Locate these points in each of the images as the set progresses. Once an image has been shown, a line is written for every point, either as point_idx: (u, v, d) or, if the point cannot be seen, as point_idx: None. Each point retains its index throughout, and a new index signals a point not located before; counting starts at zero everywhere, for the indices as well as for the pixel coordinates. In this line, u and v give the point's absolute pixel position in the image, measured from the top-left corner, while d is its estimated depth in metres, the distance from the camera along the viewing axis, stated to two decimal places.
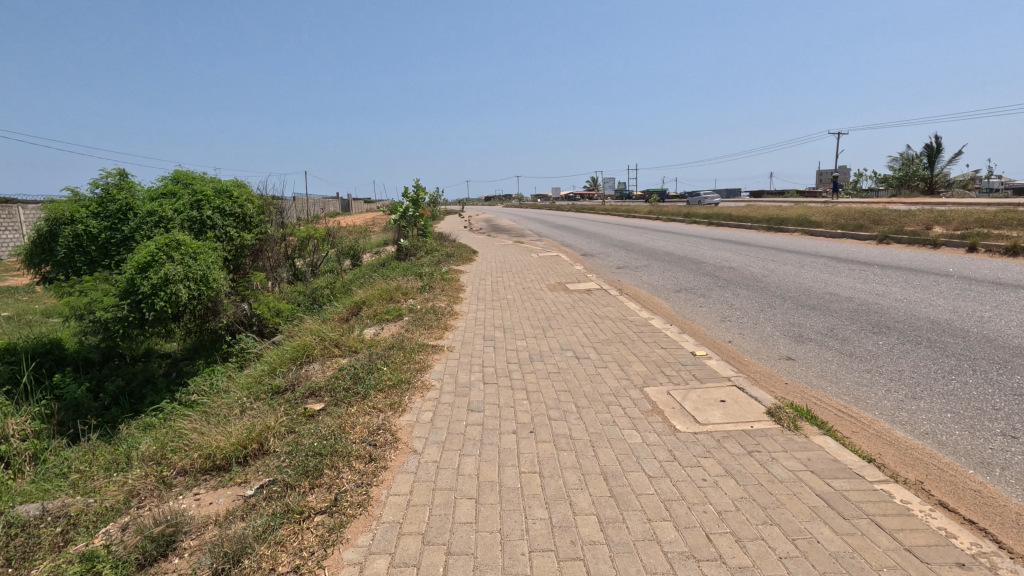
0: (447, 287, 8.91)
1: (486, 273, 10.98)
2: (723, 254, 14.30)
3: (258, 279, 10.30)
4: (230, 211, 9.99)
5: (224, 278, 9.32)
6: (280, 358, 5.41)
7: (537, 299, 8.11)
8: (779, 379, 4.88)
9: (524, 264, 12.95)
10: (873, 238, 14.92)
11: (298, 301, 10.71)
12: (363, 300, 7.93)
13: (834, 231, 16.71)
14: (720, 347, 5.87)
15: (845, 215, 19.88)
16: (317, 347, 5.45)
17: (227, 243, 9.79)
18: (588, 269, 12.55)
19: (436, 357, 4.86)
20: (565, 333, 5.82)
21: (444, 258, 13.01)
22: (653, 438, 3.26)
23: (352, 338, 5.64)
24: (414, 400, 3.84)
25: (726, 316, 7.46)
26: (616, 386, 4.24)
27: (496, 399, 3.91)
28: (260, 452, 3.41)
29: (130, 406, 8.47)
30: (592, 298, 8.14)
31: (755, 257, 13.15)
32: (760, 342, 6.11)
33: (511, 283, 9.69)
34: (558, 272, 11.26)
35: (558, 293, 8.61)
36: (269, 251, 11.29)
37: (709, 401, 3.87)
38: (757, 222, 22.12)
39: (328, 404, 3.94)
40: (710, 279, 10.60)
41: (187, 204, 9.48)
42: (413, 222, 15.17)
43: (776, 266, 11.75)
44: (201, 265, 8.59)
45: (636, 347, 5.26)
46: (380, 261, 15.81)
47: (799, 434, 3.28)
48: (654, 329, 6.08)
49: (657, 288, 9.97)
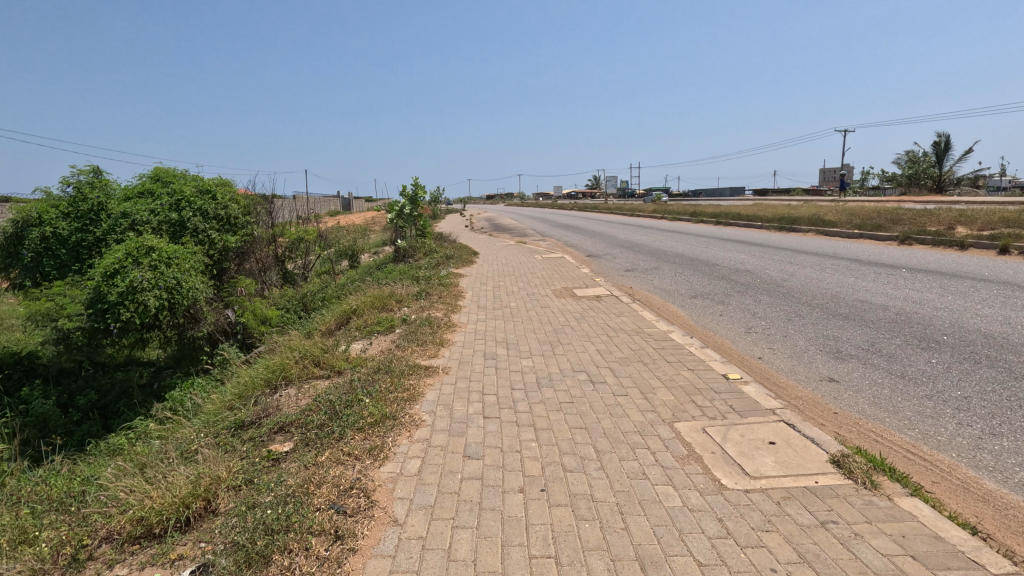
0: (445, 293, 8.25)
1: (487, 277, 10.30)
2: (736, 255, 13.61)
3: (246, 285, 9.66)
4: (214, 213, 9.40)
5: (204, 283, 8.71)
6: (252, 380, 4.76)
7: (542, 307, 7.44)
8: (827, 408, 4.20)
9: (527, 266, 12.30)
10: (893, 238, 14.21)
11: (289, 307, 10.01)
12: (354, 309, 7.26)
13: (851, 231, 15.97)
14: (751, 366, 5.20)
15: (860, 214, 19.13)
16: (295, 368, 4.80)
17: (208, 247, 9.18)
18: (595, 271, 11.89)
19: (428, 383, 4.21)
20: (576, 351, 5.16)
21: (444, 260, 12.38)
22: (695, 502, 2.59)
23: (334, 356, 4.99)
24: (399, 442, 3.18)
25: (752, 327, 6.78)
26: (640, 421, 3.56)
27: (498, 441, 3.25)
28: (206, 513, 2.74)
29: (103, 422, 7.88)
30: (602, 306, 7.46)
31: (771, 259, 12.48)
32: (794, 360, 5.44)
33: (514, 289, 9.03)
34: (564, 275, 10.60)
35: (565, 301, 7.94)
36: (256, 254, 10.67)
37: (756, 444, 3.19)
38: (767, 221, 21.44)
39: (296, 446, 3.29)
40: (726, 284, 9.93)
41: (166, 205, 8.97)
42: (410, 222, 14.52)
43: (795, 269, 11.06)
44: (177, 271, 8.06)
45: (658, 369, 4.59)
46: (378, 263, 15.13)
47: (879, 495, 2.59)
48: (675, 345, 5.41)
49: (670, 294, 9.31)
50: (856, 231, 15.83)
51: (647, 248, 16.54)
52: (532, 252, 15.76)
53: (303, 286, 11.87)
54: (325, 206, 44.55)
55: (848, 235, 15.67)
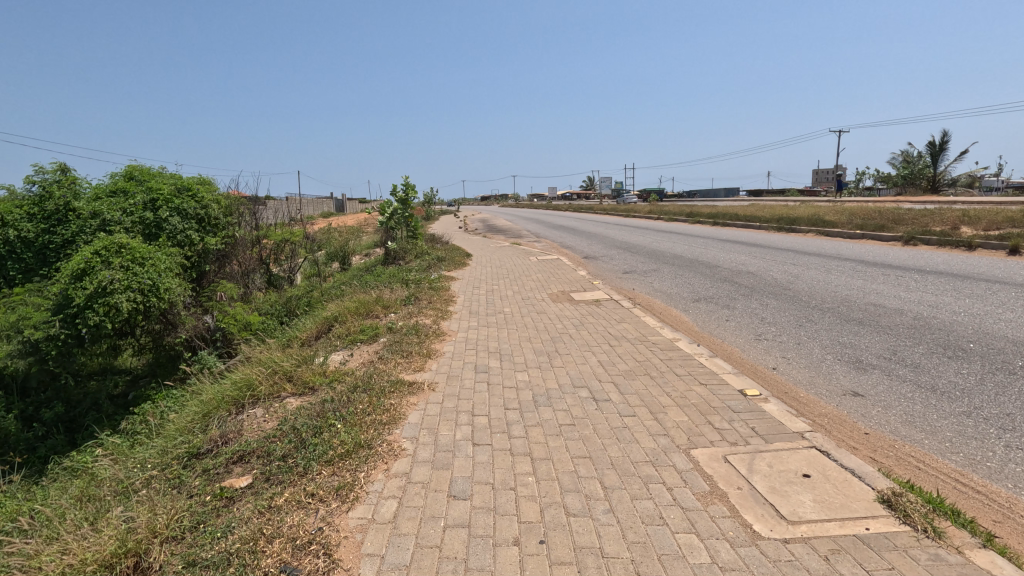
0: (435, 298, 7.78)
1: (480, 279, 9.87)
2: (737, 257, 13.22)
3: (228, 289, 8.96)
4: (192, 212, 8.64)
5: (182, 286, 8.08)
6: (216, 398, 4.28)
7: (537, 313, 7.00)
8: (856, 427, 3.78)
9: (522, 268, 11.88)
10: (897, 237, 13.86)
11: (273, 312, 9.41)
12: (337, 315, 6.78)
13: (853, 232, 15.62)
14: (766, 379, 4.77)
15: (861, 214, 18.78)
16: (264, 385, 4.33)
17: (187, 249, 8.42)
18: (592, 274, 11.48)
19: (411, 402, 3.75)
20: (576, 362, 4.72)
21: (435, 262, 11.92)
22: (726, 557, 2.15)
23: (308, 370, 4.52)
24: (373, 479, 2.72)
25: (761, 334, 6.36)
26: (652, 449, 3.12)
27: (490, 475, 2.80)
28: (135, 573, 2.29)
29: (69, 438, 7.38)
30: (602, 311, 7.02)
31: (774, 261, 12.09)
32: (811, 371, 5.02)
33: (508, 292, 8.60)
34: (560, 278, 10.17)
35: (562, 306, 7.50)
36: (237, 257, 9.97)
37: (788, 477, 2.75)
38: (766, 221, 21.09)
39: (255, 482, 2.83)
40: (730, 287, 9.50)
41: (139, 205, 8.32)
42: (401, 223, 14.07)
43: (799, 271, 10.68)
44: (152, 274, 7.44)
45: (667, 384, 4.14)
46: (367, 265, 14.63)
47: (947, 546, 2.16)
48: (683, 356, 4.97)
49: (672, 297, 8.90)
50: (858, 231, 15.47)
51: (646, 249, 16.09)
52: (527, 253, 15.31)
53: (289, 289, 11.37)
54: (318, 207, 43.98)
55: (850, 235, 15.31)
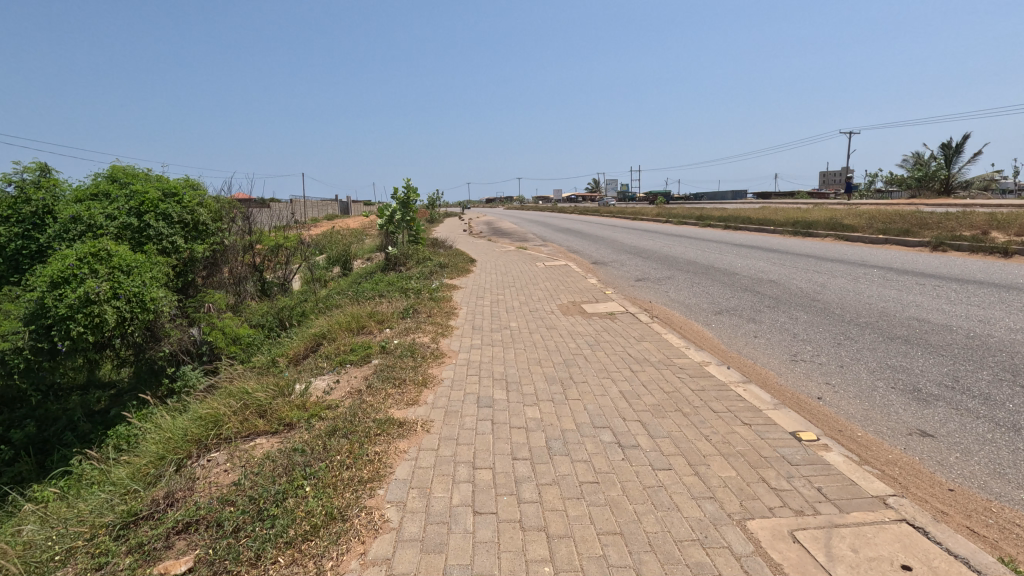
0: (436, 311, 7.15)
1: (485, 289, 9.26)
2: (755, 263, 12.56)
3: (215, 300, 8.27)
4: (177, 217, 7.93)
5: (169, 297, 7.36)
6: (173, 438, 3.66)
7: (547, 329, 6.36)
8: (939, 481, 3.12)
9: (529, 275, 11.25)
10: (924, 243, 13.15)
11: (264, 324, 8.79)
12: (328, 331, 6.16)
13: (875, 237, 14.89)
14: (815, 414, 4.12)
15: (880, 218, 18.01)
16: (231, 422, 3.71)
17: (173, 257, 7.74)
18: (603, 281, 10.85)
19: (401, 449, 3.14)
20: (594, 394, 4.09)
21: (437, 268, 11.32)
22: None
23: (283, 404, 3.90)
24: (344, 571, 2.10)
25: (797, 356, 5.71)
26: (697, 522, 2.49)
27: (495, 563, 2.17)
28: None
29: (39, 463, 6.77)
30: (617, 327, 6.38)
31: (796, 268, 11.42)
32: (864, 403, 4.36)
33: (514, 304, 7.98)
34: (569, 287, 9.55)
35: (573, 320, 6.86)
36: (228, 264, 9.38)
37: (885, 571, 2.11)
38: (780, 225, 20.40)
39: (194, 568, 2.21)
40: (754, 298, 8.83)
41: (124, 209, 7.44)
42: (402, 227, 13.48)
43: (826, 280, 10.00)
44: (136, 281, 6.68)
45: (704, 424, 3.51)
46: (367, 271, 14.02)
47: None
48: (716, 384, 4.32)
49: (691, 309, 8.26)
50: (881, 236, 14.75)
51: (657, 254, 15.41)
52: (533, 259, 14.67)
53: (283, 296, 10.77)
54: (322, 209, 43.49)
55: (872, 240, 14.60)
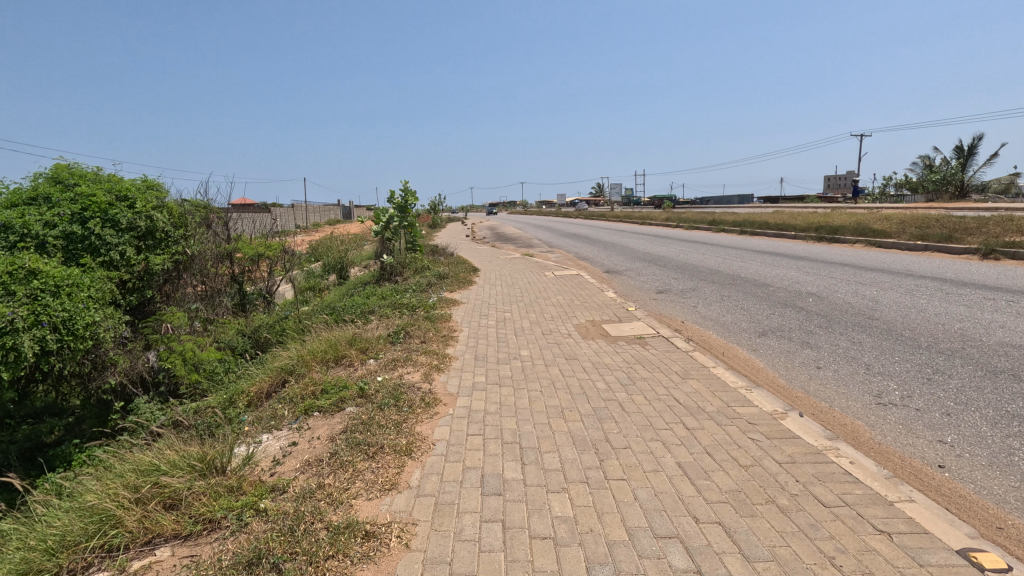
0: (431, 335, 6.01)
1: (489, 305, 8.13)
2: (787, 273, 11.42)
3: (175, 318, 7.25)
4: (130, 224, 6.91)
5: (114, 317, 6.40)
6: (39, 544, 2.50)
7: (565, 359, 5.20)
8: None
9: (538, 286, 10.13)
10: (971, 250, 11.96)
11: (236, 346, 7.62)
12: (299, 363, 5.04)
13: (912, 244, 13.69)
14: (953, 498, 2.96)
15: (913, 223, 16.77)
16: (126, 520, 2.56)
17: (123, 271, 6.75)
18: (621, 295, 9.75)
19: None
20: (645, 471, 2.94)
21: (436, 280, 10.22)
22: None
23: (206, 488, 2.78)
24: None
25: (883, 396, 4.55)
26: None
27: None
28: None
29: None
30: (651, 358, 5.22)
31: (836, 279, 10.28)
32: (1010, 478, 3.18)
33: (524, 324, 6.85)
34: (585, 302, 8.41)
35: (595, 347, 5.72)
36: (197, 276, 8.31)
37: None
38: (801, 230, 19.27)
39: None
40: (799, 315, 7.68)
41: (65, 215, 6.41)
42: (398, 234, 12.37)
43: (875, 293, 8.84)
44: (70, 302, 5.68)
45: (819, 534, 2.35)
46: (360, 282, 12.92)
47: None
48: (806, 449, 3.16)
49: (730, 329, 7.12)
50: (920, 244, 13.54)
51: (675, 263, 14.25)
52: (541, 267, 13.53)
53: (266, 311, 9.65)
54: (324, 214, 42.50)
55: (911, 248, 13.44)
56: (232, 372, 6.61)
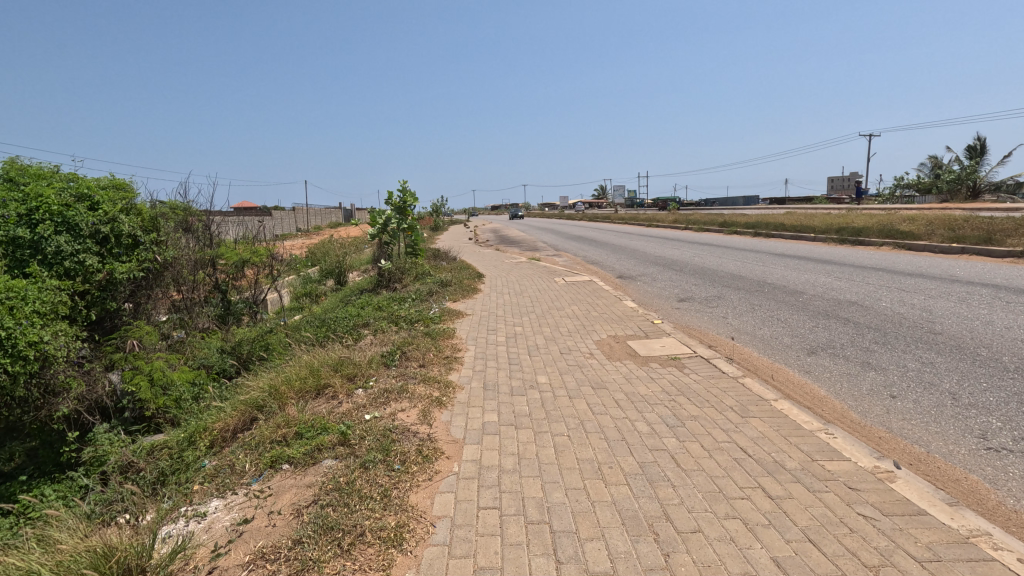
0: (432, 357, 5.14)
1: (497, 316, 7.29)
2: (817, 279, 10.55)
3: (142, 334, 6.48)
4: (88, 226, 6.10)
5: (68, 334, 5.57)
6: None
7: (592, 388, 4.33)
8: None
9: (550, 294, 9.28)
10: (1017, 253, 11.07)
11: (214, 365, 6.76)
12: (271, 397, 4.18)
13: (947, 248, 12.79)
14: None
15: (942, 223, 15.83)
16: None
17: (80, 281, 5.93)
18: (641, 304, 8.91)
19: None
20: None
21: (438, 288, 9.39)
22: None
23: None
24: None
25: (990, 437, 3.68)
26: None
27: None
28: None
29: None
30: (695, 386, 4.34)
31: (875, 286, 9.40)
32: None
33: (538, 341, 6.01)
34: (604, 313, 7.56)
35: (625, 372, 4.85)
36: (172, 286, 7.45)
37: None
38: (821, 232, 18.39)
39: None
40: (847, 328, 6.82)
41: (10, 217, 5.61)
42: (397, 237, 11.53)
43: (925, 302, 7.97)
44: (10, 318, 4.81)
45: None
46: (357, 289, 12.09)
47: None
48: (948, 536, 2.29)
49: (772, 346, 6.27)
50: (954, 246, 12.64)
51: (692, 267, 13.35)
52: (550, 272, 12.68)
53: (253, 323, 8.80)
54: (324, 217, 41.61)
55: (947, 251, 12.56)
56: (207, 396, 5.73)
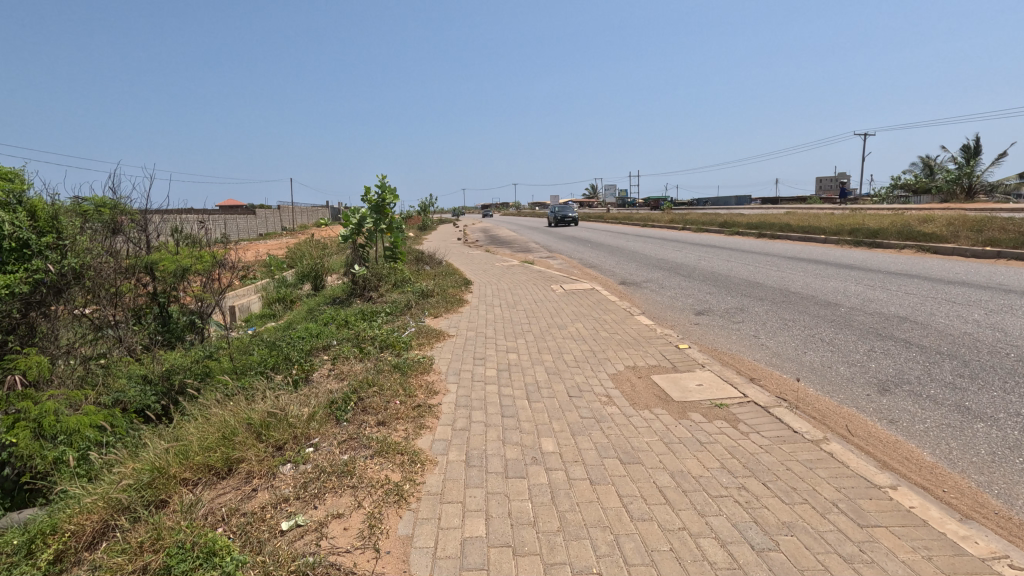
0: (397, 406, 3.81)
1: (487, 338, 5.96)
2: (848, 287, 9.34)
3: (32, 365, 4.95)
4: None
5: None
6: None
7: (620, 465, 3.01)
8: None
9: (549, 307, 7.97)
10: None
11: (131, 402, 5.34)
12: (152, 486, 2.84)
13: (980, 251, 11.66)
14: None
15: (963, 225, 14.71)
16: None
17: None
18: (655, 319, 7.66)
19: None
20: None
21: (418, 299, 8.05)
22: None
23: None
24: None
25: None
26: None
27: None
28: None
29: None
30: (766, 461, 3.05)
31: (920, 297, 8.20)
32: None
33: (539, 376, 4.69)
34: (615, 333, 6.26)
35: (658, 430, 3.55)
36: (86, 302, 6.00)
37: None
38: (832, 233, 17.24)
39: None
40: (913, 354, 5.58)
41: None
42: (373, 239, 10.15)
43: (991, 318, 6.76)
44: None
45: None
46: (330, 296, 10.70)
47: None
48: None
49: (829, 379, 5.02)
50: (989, 250, 11.52)
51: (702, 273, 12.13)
52: (547, 278, 11.37)
53: (198, 342, 7.42)
54: (309, 215, 39.91)
55: (982, 256, 11.42)
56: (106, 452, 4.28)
